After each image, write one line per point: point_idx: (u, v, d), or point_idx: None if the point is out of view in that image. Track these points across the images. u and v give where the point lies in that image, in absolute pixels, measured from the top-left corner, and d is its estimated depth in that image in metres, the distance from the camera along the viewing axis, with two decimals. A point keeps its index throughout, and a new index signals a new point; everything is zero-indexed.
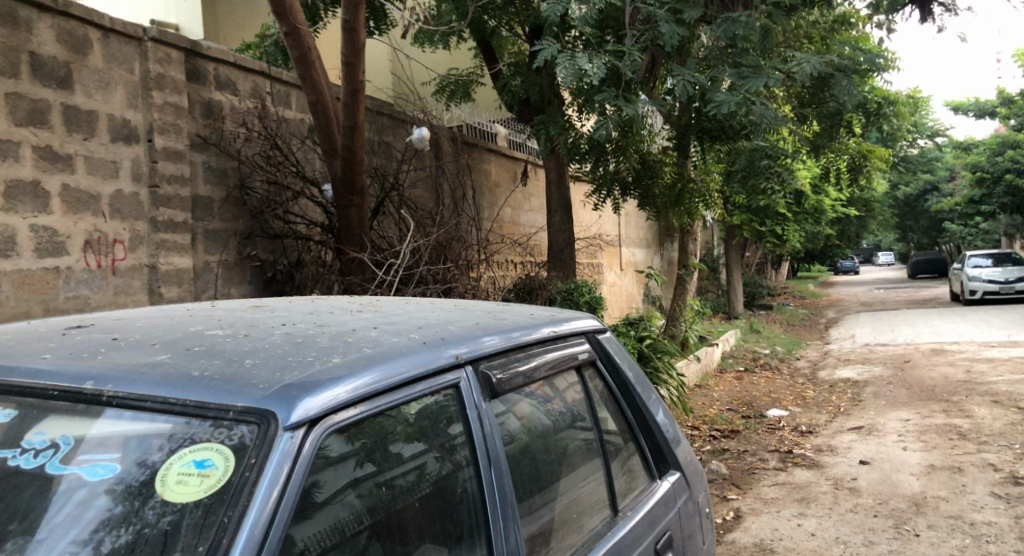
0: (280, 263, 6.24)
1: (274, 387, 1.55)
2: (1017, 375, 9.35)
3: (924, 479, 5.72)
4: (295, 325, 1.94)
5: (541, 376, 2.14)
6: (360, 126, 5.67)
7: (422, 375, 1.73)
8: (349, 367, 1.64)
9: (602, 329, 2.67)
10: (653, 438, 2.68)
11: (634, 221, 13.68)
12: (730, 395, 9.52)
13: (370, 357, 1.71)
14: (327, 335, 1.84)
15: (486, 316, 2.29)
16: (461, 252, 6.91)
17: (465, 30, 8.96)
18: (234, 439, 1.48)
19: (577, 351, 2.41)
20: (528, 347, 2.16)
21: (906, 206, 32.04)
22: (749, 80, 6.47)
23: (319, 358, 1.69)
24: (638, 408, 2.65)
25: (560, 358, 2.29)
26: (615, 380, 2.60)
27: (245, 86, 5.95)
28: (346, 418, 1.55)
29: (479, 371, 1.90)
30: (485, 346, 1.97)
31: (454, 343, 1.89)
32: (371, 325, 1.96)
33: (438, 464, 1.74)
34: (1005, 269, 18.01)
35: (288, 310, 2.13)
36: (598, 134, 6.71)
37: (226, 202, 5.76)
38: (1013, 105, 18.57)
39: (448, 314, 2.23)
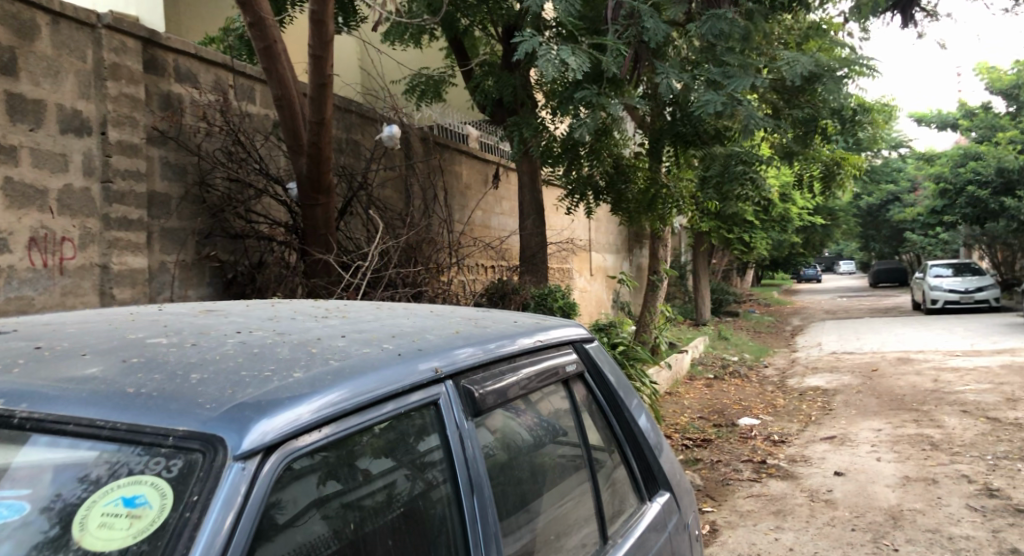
0: (241, 265, 5.95)
1: (224, 407, 1.34)
2: (983, 384, 9.39)
3: (899, 491, 5.65)
4: (252, 332, 1.73)
5: (526, 391, 1.96)
6: (327, 122, 5.43)
7: (397, 392, 1.53)
8: (313, 383, 1.44)
9: (590, 339, 2.50)
10: (642, 454, 2.52)
11: (604, 226, 13.58)
12: (701, 403, 9.42)
13: (336, 371, 1.50)
14: (288, 345, 1.64)
15: (465, 323, 2.10)
16: (431, 255, 6.70)
17: (437, 29, 8.75)
18: (173, 471, 1.27)
19: (564, 362, 2.24)
20: (512, 359, 1.97)
21: (868, 216, 32.52)
22: (733, 80, 6.42)
23: (278, 372, 1.48)
24: (627, 422, 2.49)
25: (546, 371, 2.11)
26: (603, 393, 2.43)
27: (207, 79, 5.69)
28: (309, 443, 1.35)
29: (460, 385, 1.71)
30: (467, 358, 1.78)
31: (433, 355, 1.70)
32: (337, 333, 1.76)
33: (409, 483, 1.53)
34: (965, 279, 18.26)
35: (244, 315, 1.92)
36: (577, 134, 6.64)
37: (185, 199, 5.49)
38: (975, 118, 18.88)
39: (424, 321, 2.04)
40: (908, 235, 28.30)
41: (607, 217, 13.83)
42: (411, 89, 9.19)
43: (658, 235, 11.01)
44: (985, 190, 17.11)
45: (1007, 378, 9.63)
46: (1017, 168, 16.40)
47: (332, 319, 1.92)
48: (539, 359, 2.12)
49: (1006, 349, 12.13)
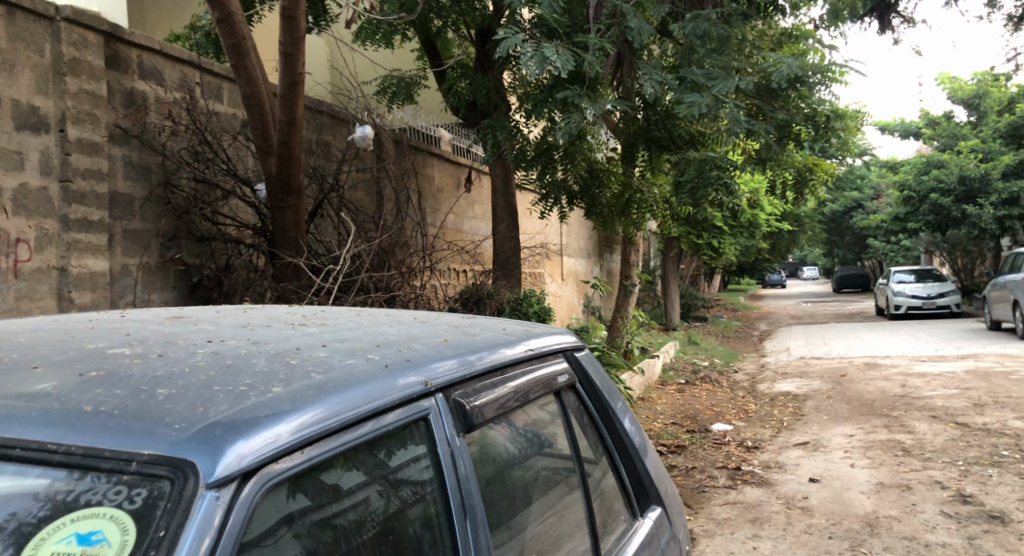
0: (207, 268, 5.76)
1: (195, 427, 1.22)
2: (950, 389, 9.48)
3: (874, 497, 5.64)
4: (224, 342, 1.60)
5: (516, 403, 1.85)
6: (299, 121, 5.27)
7: (385, 406, 1.42)
8: (294, 399, 1.32)
9: (580, 346, 2.40)
10: (633, 467, 2.44)
11: (576, 230, 13.53)
12: (673, 408, 9.39)
13: (319, 386, 1.38)
14: (264, 355, 1.51)
15: (452, 332, 1.98)
16: (404, 258, 6.57)
17: (409, 29, 8.61)
18: (136, 502, 1.14)
19: (555, 373, 2.13)
20: (502, 370, 1.86)
21: (832, 222, 32.98)
22: (718, 81, 6.36)
23: (255, 386, 1.36)
24: (617, 433, 2.40)
25: (538, 382, 2.01)
26: (594, 404, 2.34)
27: (173, 77, 5.50)
28: (290, 467, 1.23)
29: (452, 398, 1.59)
30: (458, 369, 1.67)
31: (423, 367, 1.58)
32: (318, 342, 1.64)
33: (382, 501, 1.39)
34: (928, 285, 18.54)
35: (217, 322, 1.78)
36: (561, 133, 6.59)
37: (149, 200, 5.30)
38: (937, 127, 19.19)
39: (410, 329, 1.92)
40: (871, 242, 28.73)
41: (578, 221, 13.78)
42: (382, 91, 9.05)
43: (630, 240, 10.97)
44: (947, 197, 17.37)
45: (972, 383, 9.74)
46: (979, 176, 16.69)
47: (312, 327, 1.80)
48: (530, 369, 2.01)
49: (970, 354, 12.30)
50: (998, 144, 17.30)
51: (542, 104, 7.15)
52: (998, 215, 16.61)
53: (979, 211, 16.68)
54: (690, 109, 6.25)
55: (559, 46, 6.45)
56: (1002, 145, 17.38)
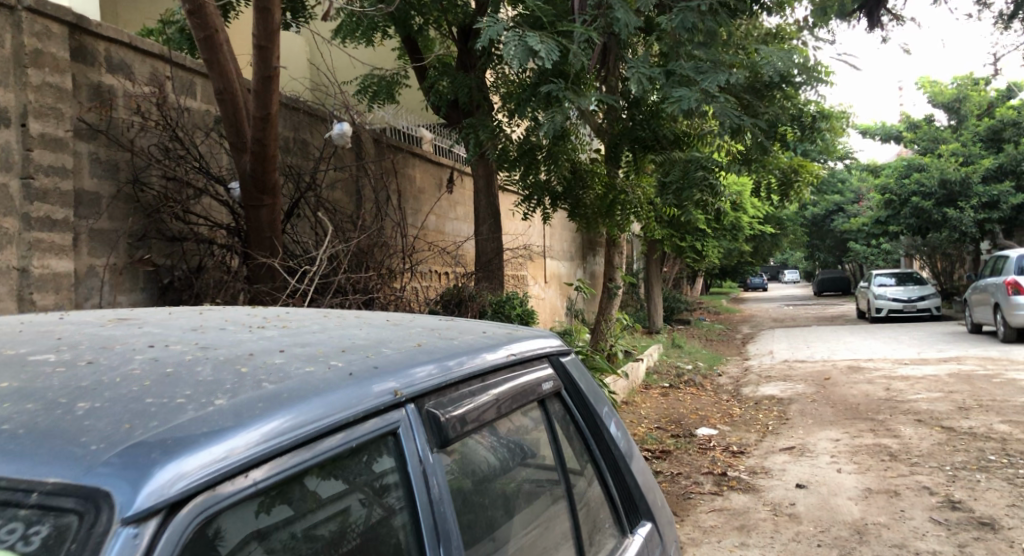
0: (179, 269, 5.56)
1: (117, 449, 1.07)
2: (934, 393, 9.43)
3: (862, 504, 5.54)
4: (167, 347, 1.44)
5: (497, 414, 1.70)
6: (273, 117, 5.10)
7: (348, 421, 1.26)
8: (238, 414, 1.16)
9: (566, 351, 2.26)
10: (622, 479, 2.29)
11: (559, 233, 13.41)
12: (658, 413, 9.28)
13: (269, 397, 1.23)
14: (209, 362, 1.35)
15: (428, 335, 1.83)
16: (383, 259, 6.41)
17: (389, 26, 8.44)
18: (31, 542, 0.99)
19: (540, 380, 1.98)
20: (483, 379, 1.70)
21: (814, 226, 33.12)
22: (708, 76, 6.28)
23: (193, 399, 1.21)
24: (606, 444, 2.26)
25: (521, 389, 1.85)
26: (580, 412, 2.20)
27: (143, 72, 5.31)
28: (231, 494, 1.08)
29: (426, 409, 1.44)
30: (434, 376, 1.51)
31: (394, 374, 1.43)
32: (275, 347, 1.48)
33: (365, 510, 1.28)
34: (908, 288, 18.60)
35: (166, 323, 1.63)
36: (546, 129, 6.48)
37: (117, 199, 5.10)
38: (918, 131, 19.24)
39: (382, 332, 1.76)
40: (851, 245, 28.87)
41: (561, 223, 13.65)
42: (363, 90, 8.90)
43: (614, 242, 10.86)
44: (928, 201, 17.41)
45: (956, 387, 9.70)
46: (960, 180, 16.77)
47: (270, 330, 1.64)
48: (511, 376, 1.86)
49: (952, 357, 12.30)
50: (978, 147, 17.38)
51: (526, 101, 7.06)
52: (978, 218, 16.69)
53: (960, 214, 16.76)
54: (678, 104, 6.16)
55: (543, 37, 6.30)
56: (982, 148, 17.48)
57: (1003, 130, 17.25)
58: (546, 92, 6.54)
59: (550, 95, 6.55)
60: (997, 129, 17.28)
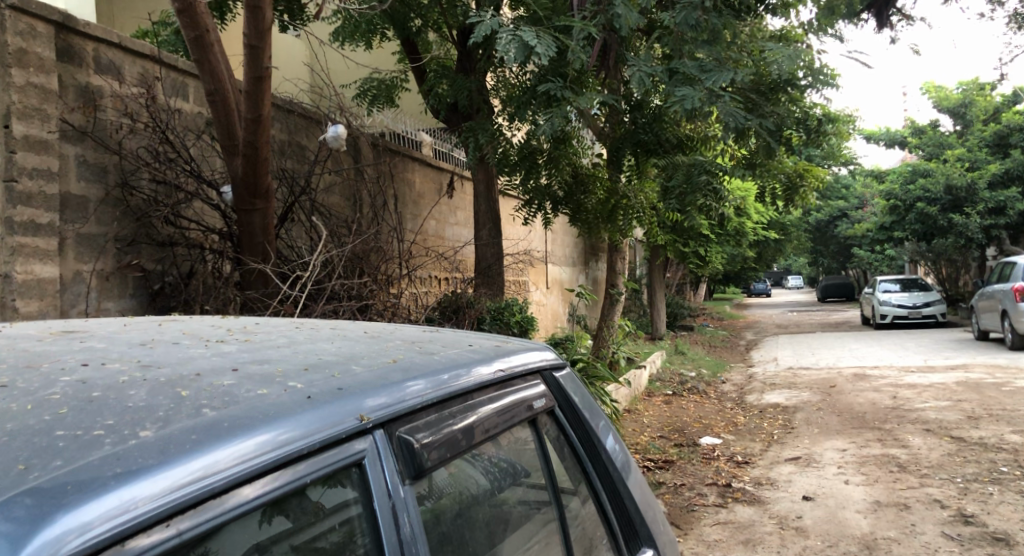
0: (169, 275, 5.43)
1: (11, 495, 1.00)
2: (943, 402, 9.25)
3: (870, 517, 5.37)
4: (105, 366, 1.37)
5: (487, 434, 1.58)
6: (265, 119, 4.97)
7: (297, 454, 1.18)
8: (161, 451, 1.09)
9: (560, 366, 2.11)
10: (621, 503, 2.14)
11: (560, 238, 13.26)
12: (660, 421, 9.11)
13: (205, 429, 1.15)
14: (145, 386, 1.28)
15: (409, 348, 1.69)
16: (378, 264, 6.28)
17: (387, 27, 8.30)
18: None
19: (531, 397, 1.83)
20: (470, 397, 1.57)
21: (818, 232, 32.89)
22: (711, 74, 6.15)
23: (113, 431, 1.14)
24: (603, 466, 2.11)
25: (512, 407, 1.71)
26: (576, 432, 2.05)
27: (133, 73, 5.19)
28: (148, 545, 1.01)
29: (396, 435, 1.33)
30: (411, 396, 1.41)
31: (361, 397, 1.33)
32: (228, 365, 1.40)
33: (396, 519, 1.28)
34: (913, 295, 18.43)
35: (113, 339, 1.56)
36: (545, 128, 6.40)
37: (105, 202, 4.97)
38: (922, 135, 19.04)
39: (358, 344, 1.65)
40: (855, 251, 28.66)
41: (562, 229, 13.49)
42: (362, 94, 8.77)
43: (617, 248, 10.70)
44: (934, 206, 17.21)
45: (965, 395, 9.51)
46: (966, 185, 16.58)
47: (229, 345, 1.56)
48: (502, 394, 1.71)
49: (960, 365, 12.10)
50: (984, 153, 17.19)
51: (525, 103, 6.95)
52: (984, 224, 16.51)
53: (966, 220, 16.58)
54: (682, 103, 5.98)
55: (541, 33, 6.16)
56: (988, 154, 17.30)
57: (1009, 135, 17.07)
58: (544, 92, 6.43)
59: (547, 94, 6.48)
60: (1003, 134, 17.10)
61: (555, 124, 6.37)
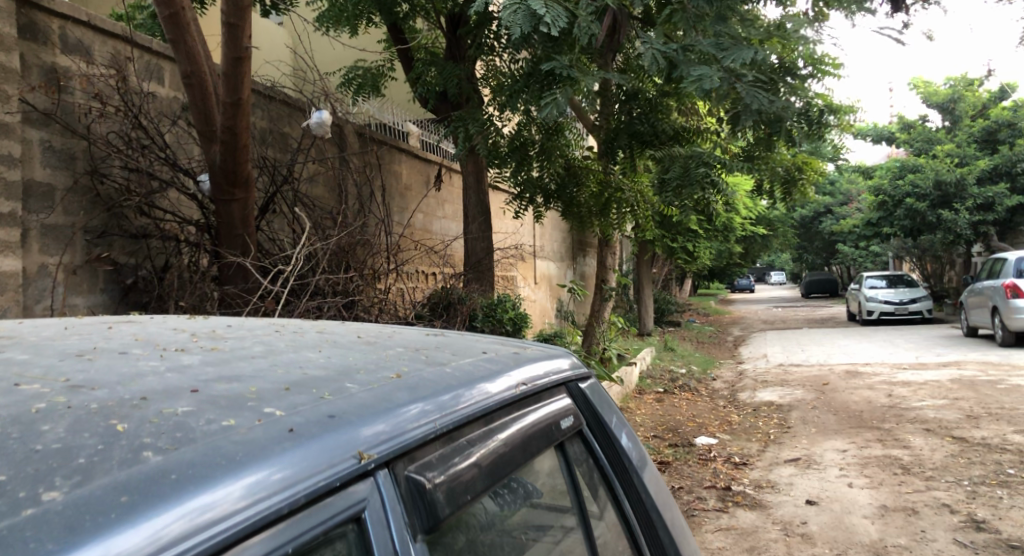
0: (143, 268, 5.09)
1: None
2: (939, 400, 9.07)
3: (880, 524, 5.15)
4: (19, 390, 1.11)
5: (509, 463, 1.32)
6: (246, 103, 4.67)
7: (273, 516, 0.92)
8: (73, 528, 0.82)
9: (585, 376, 1.88)
10: (655, 536, 1.88)
11: (548, 233, 13.00)
12: (653, 420, 8.88)
13: (143, 486, 0.89)
14: (67, 419, 1.02)
15: (412, 358, 1.43)
16: (365, 259, 5.97)
17: (374, 13, 7.98)
18: None
19: (557, 416, 1.59)
20: (488, 422, 1.32)
21: (802, 229, 32.87)
22: (730, 52, 6.03)
23: (7, 495, 0.87)
24: (634, 493, 1.87)
25: (535, 432, 1.45)
26: (606, 453, 1.81)
27: (103, 53, 4.86)
28: None
29: (403, 476, 1.08)
30: (421, 424, 1.16)
31: (358, 429, 1.08)
32: (184, 386, 1.15)
33: None
34: (898, 292, 18.30)
35: (45, 352, 1.29)
36: (550, 110, 6.19)
37: (73, 191, 4.66)
38: (911, 131, 18.88)
39: (350, 353, 1.39)
40: (840, 246, 28.61)
41: (552, 223, 13.21)
42: (346, 82, 8.45)
43: (607, 242, 10.44)
44: (923, 202, 17.05)
45: (960, 393, 9.36)
46: (955, 180, 16.44)
47: (189, 356, 1.30)
48: (523, 414, 1.46)
49: (952, 361, 11.98)
50: (973, 148, 17.04)
51: (522, 90, 6.71)
52: (973, 220, 16.40)
53: (955, 216, 16.45)
54: (700, 83, 5.93)
55: (548, 3, 5.88)
56: (977, 149, 17.18)
57: (997, 131, 16.98)
58: (548, 74, 6.17)
59: (552, 75, 6.21)
60: (991, 130, 17.01)
61: (556, 109, 6.18)
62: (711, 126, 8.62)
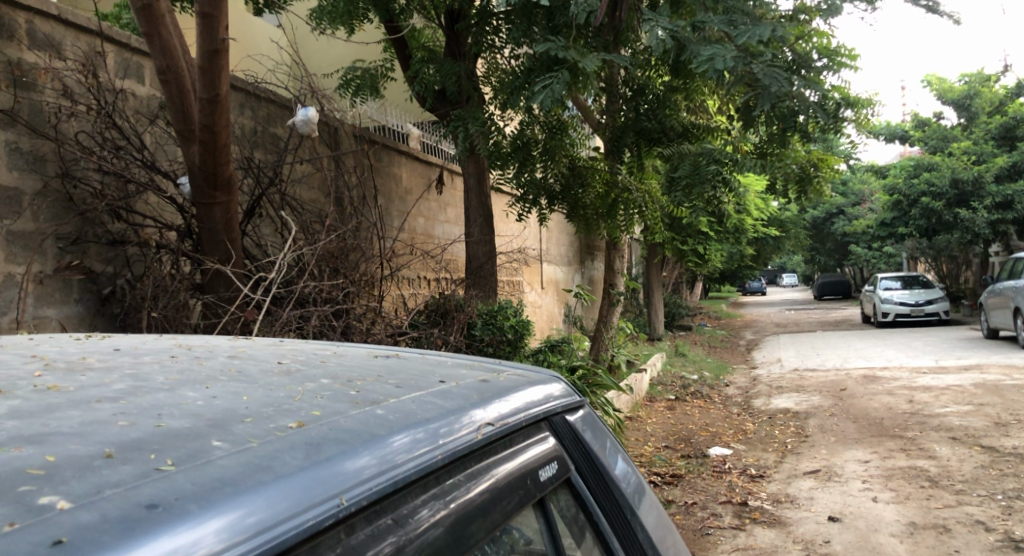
0: (121, 277, 4.78)
1: None
2: (964, 406, 8.67)
3: (908, 543, 4.79)
4: None
5: (456, 537, 1.17)
6: (225, 99, 4.38)
7: None
8: None
9: (577, 413, 1.68)
10: None
11: (555, 237, 12.71)
12: (665, 430, 8.54)
13: None
14: None
15: (339, 400, 1.32)
16: (359, 265, 5.70)
17: (369, 10, 7.69)
18: None
19: (535, 465, 1.41)
20: (431, 486, 1.17)
21: (814, 230, 32.35)
22: (746, 29, 5.70)
23: None
24: (639, 549, 1.64)
25: (501, 490, 1.30)
26: (604, 506, 1.60)
27: (76, 48, 4.59)
28: None
29: None
30: (321, 505, 1.01)
31: (212, 516, 0.93)
32: None
33: None
34: (914, 293, 17.75)
35: None
36: (548, 96, 5.88)
37: (43, 195, 4.38)
38: (926, 129, 18.40)
39: (229, 401, 1.27)
40: (852, 247, 28.06)
41: (557, 226, 12.88)
42: (344, 83, 8.14)
43: (615, 244, 10.08)
44: (939, 201, 16.57)
45: (984, 399, 8.96)
46: (972, 178, 15.96)
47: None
48: (488, 469, 1.30)
49: (973, 365, 11.55)
50: (989, 145, 16.57)
51: (522, 88, 6.46)
52: (992, 219, 15.87)
53: (972, 215, 15.95)
54: (712, 63, 5.73)
55: None
56: (994, 147, 16.70)
57: (1016, 127, 16.47)
58: (546, 57, 5.88)
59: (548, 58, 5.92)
60: (1009, 126, 16.49)
61: (554, 95, 5.85)
62: (721, 124, 8.34)
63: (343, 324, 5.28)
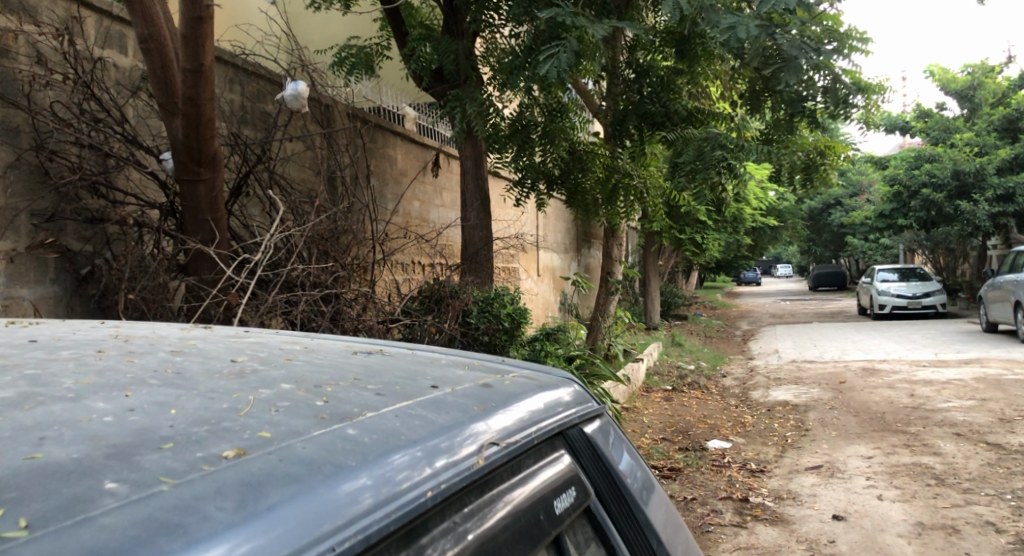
0: (99, 256, 4.56)
1: None
2: (966, 401, 8.50)
3: (917, 544, 4.62)
4: None
5: None
6: (210, 70, 4.12)
7: None
8: None
9: (593, 422, 1.48)
10: None
11: (553, 224, 12.55)
12: (662, 421, 8.36)
13: None
14: None
15: (309, 418, 1.14)
16: (351, 248, 5.50)
17: None
18: None
19: (549, 494, 1.23)
20: (418, 534, 1.00)
21: (811, 221, 32.19)
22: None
23: None
24: None
25: (508, 530, 1.12)
26: (626, 535, 1.41)
27: (52, 13, 4.34)
28: None
29: None
30: None
31: None
32: None
33: None
34: (912, 284, 17.47)
35: None
36: (549, 67, 5.66)
37: (17, 169, 4.14)
38: (928, 119, 18.16)
39: (170, 423, 1.10)
40: (850, 239, 27.89)
41: (555, 212, 12.67)
42: (337, 61, 7.87)
43: (614, 231, 9.85)
44: (940, 193, 16.35)
45: (987, 393, 8.79)
46: (973, 170, 15.74)
47: None
48: (489, 500, 1.12)
49: (974, 359, 11.38)
50: (992, 137, 16.33)
51: (522, 66, 6.21)
52: (993, 212, 15.66)
53: (973, 207, 15.74)
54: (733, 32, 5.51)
55: None
56: (997, 138, 16.47)
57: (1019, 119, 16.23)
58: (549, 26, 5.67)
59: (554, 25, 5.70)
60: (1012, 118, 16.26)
61: (557, 66, 5.66)
62: (725, 110, 8.13)
63: (333, 310, 5.08)
